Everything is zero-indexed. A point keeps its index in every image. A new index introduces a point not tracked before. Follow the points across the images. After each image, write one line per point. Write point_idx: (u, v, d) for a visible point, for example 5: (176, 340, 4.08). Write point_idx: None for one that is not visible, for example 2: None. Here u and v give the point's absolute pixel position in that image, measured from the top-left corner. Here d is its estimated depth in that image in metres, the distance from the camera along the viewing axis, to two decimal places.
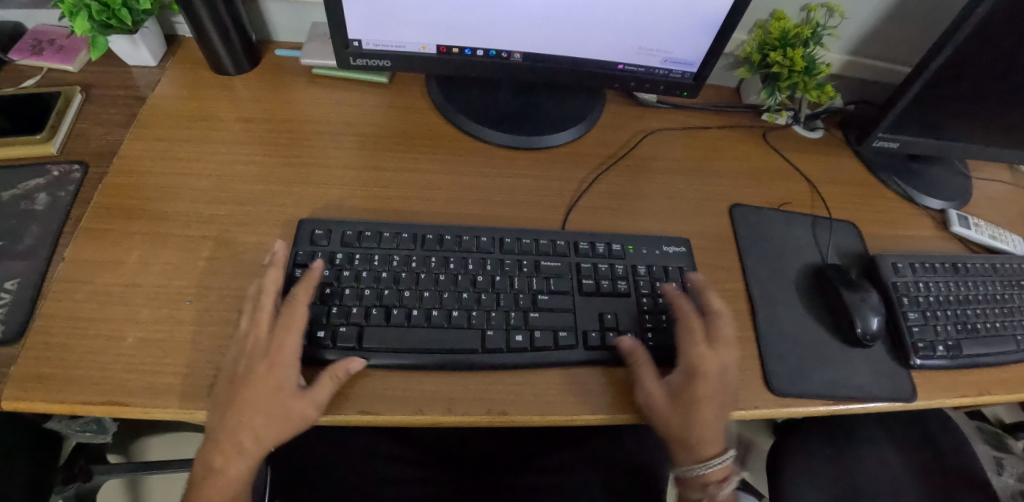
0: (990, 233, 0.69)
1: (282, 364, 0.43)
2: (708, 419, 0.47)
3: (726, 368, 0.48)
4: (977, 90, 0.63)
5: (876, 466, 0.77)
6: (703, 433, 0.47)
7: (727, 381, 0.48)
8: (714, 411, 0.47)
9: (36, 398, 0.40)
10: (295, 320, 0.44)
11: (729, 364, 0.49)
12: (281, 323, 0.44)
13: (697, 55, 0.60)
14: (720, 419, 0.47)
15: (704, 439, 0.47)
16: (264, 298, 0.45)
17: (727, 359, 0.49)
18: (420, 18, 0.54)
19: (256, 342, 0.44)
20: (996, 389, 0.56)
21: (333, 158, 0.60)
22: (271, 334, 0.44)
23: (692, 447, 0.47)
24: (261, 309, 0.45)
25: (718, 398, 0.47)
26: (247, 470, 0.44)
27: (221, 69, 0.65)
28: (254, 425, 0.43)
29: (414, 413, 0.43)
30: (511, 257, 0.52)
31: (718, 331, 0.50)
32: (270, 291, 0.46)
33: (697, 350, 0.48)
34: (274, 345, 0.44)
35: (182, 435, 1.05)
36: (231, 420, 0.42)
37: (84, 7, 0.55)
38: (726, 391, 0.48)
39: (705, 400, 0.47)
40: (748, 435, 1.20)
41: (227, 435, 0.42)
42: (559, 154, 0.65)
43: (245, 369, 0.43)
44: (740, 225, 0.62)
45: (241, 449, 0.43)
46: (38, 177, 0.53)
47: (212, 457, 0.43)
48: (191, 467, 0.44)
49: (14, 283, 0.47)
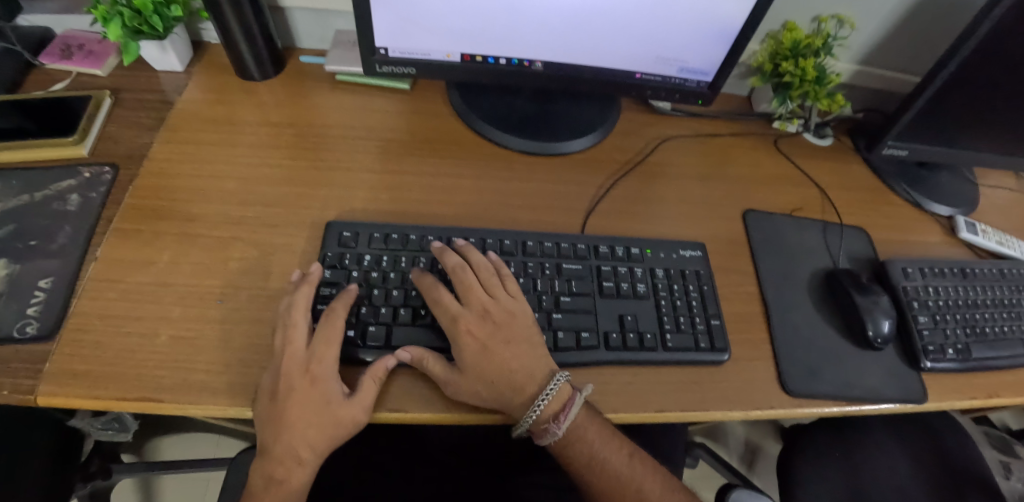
0: (997, 239, 0.70)
1: (326, 375, 0.44)
2: (510, 362, 0.46)
3: (495, 314, 0.48)
4: (984, 99, 0.65)
5: (886, 469, 0.78)
6: (513, 377, 0.46)
7: (505, 323, 0.47)
8: (513, 353, 0.46)
9: (74, 393, 0.41)
10: (331, 332, 0.45)
11: (506, 307, 0.48)
12: (321, 337, 0.45)
13: (712, 65, 0.61)
14: (523, 358, 0.46)
15: (517, 382, 0.46)
16: (295, 314, 0.45)
17: (496, 304, 0.48)
18: (446, 27, 0.55)
19: (291, 358, 0.44)
20: (1006, 391, 0.57)
21: (356, 162, 0.61)
22: (308, 349, 0.44)
23: (515, 396, 0.46)
24: (293, 326, 0.45)
25: (505, 343, 0.47)
26: (308, 478, 0.46)
27: (247, 75, 0.67)
28: (308, 436, 0.44)
29: (441, 410, 0.44)
30: (533, 260, 0.53)
31: (472, 282, 0.49)
32: (302, 306, 0.46)
33: (454, 312, 0.47)
34: (313, 360, 0.44)
35: (195, 435, 1.06)
36: (286, 434, 0.43)
37: (118, 14, 0.56)
38: (511, 330, 0.47)
39: (490, 350, 0.46)
40: (756, 439, 1.20)
41: (284, 448, 0.44)
42: (576, 160, 0.66)
43: (287, 385, 0.43)
44: (753, 230, 0.64)
45: (300, 459, 0.44)
46: (69, 178, 0.55)
47: (272, 470, 0.44)
48: (250, 480, 0.45)
49: (48, 281, 0.48)
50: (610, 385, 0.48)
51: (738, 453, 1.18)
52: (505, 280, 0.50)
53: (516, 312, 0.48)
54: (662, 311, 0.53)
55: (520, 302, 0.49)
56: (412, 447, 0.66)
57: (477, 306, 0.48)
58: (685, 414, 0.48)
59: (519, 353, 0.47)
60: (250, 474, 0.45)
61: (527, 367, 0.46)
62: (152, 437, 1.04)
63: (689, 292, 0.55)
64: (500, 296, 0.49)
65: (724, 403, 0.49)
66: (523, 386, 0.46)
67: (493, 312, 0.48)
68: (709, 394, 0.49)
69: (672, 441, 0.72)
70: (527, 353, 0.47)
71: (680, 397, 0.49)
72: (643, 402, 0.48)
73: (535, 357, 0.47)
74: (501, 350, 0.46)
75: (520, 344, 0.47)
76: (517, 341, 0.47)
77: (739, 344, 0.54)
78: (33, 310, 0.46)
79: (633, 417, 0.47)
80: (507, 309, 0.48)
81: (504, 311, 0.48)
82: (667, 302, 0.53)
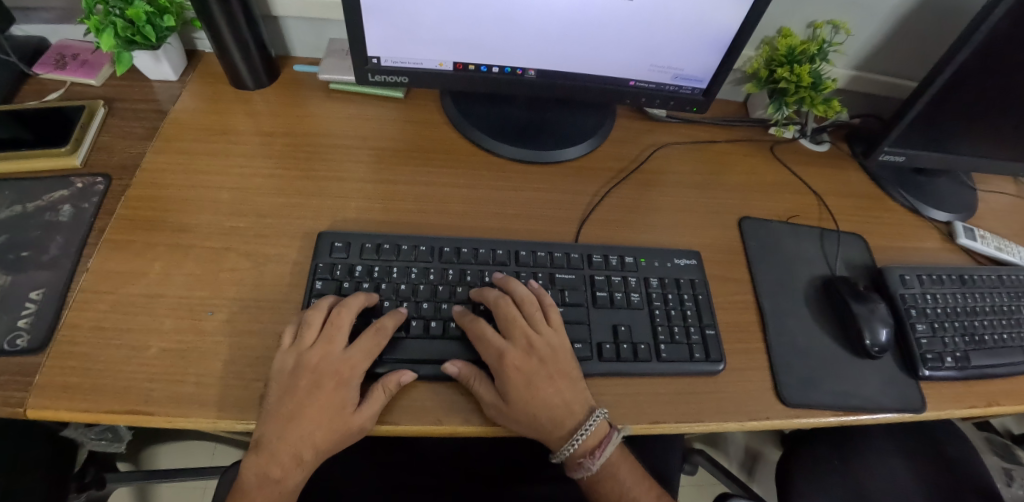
0: (996, 245, 0.70)
1: (348, 383, 0.44)
2: (553, 398, 0.46)
3: (539, 349, 0.47)
4: (981, 105, 0.64)
5: (885, 477, 0.77)
6: (555, 413, 0.46)
7: (549, 359, 0.47)
8: (555, 389, 0.46)
9: (62, 406, 0.41)
10: (374, 345, 0.45)
11: (549, 342, 0.48)
12: (357, 345, 0.45)
13: (707, 72, 0.61)
14: (565, 395, 0.46)
15: (558, 417, 0.46)
16: (344, 315, 0.46)
17: (541, 340, 0.48)
18: (439, 36, 0.55)
19: (323, 358, 0.45)
20: (1004, 400, 0.57)
21: (349, 172, 0.61)
22: (342, 354, 0.45)
23: (555, 429, 0.46)
24: (337, 328, 0.46)
25: (549, 379, 0.46)
26: (301, 482, 0.45)
27: (241, 84, 0.67)
28: (314, 438, 0.44)
29: (432, 422, 0.44)
30: (527, 270, 0.53)
31: (517, 316, 0.48)
32: (352, 310, 0.46)
33: (500, 346, 0.46)
34: (343, 364, 0.45)
35: (193, 443, 1.05)
36: (292, 433, 0.43)
37: (110, 24, 0.56)
38: (555, 366, 0.47)
39: (535, 385, 0.46)
40: (756, 446, 1.20)
41: (285, 447, 0.43)
42: (571, 168, 0.66)
43: (310, 383, 0.44)
44: (749, 237, 0.63)
45: (299, 460, 0.44)
46: (62, 189, 0.54)
47: (269, 468, 0.43)
48: (242, 475, 0.44)
49: (39, 293, 0.47)
50: (604, 397, 0.48)
51: (738, 460, 1.17)
52: (548, 313, 0.50)
53: (559, 347, 0.48)
54: (657, 321, 0.52)
55: (562, 336, 0.49)
56: (407, 458, 0.65)
57: (522, 341, 0.47)
58: (680, 425, 0.47)
59: (562, 389, 0.46)
60: (244, 468, 0.44)
61: (568, 403, 0.46)
62: (151, 445, 1.04)
63: (684, 301, 0.54)
64: (544, 331, 0.48)
65: (719, 414, 0.49)
66: (564, 422, 0.46)
67: (538, 348, 0.47)
68: (705, 405, 0.49)
69: (668, 449, 0.71)
70: (569, 389, 0.46)
71: (675, 408, 0.48)
72: (637, 415, 0.47)
73: (576, 392, 0.46)
74: (544, 386, 0.46)
75: (564, 381, 0.46)
76: (560, 377, 0.47)
77: (735, 353, 0.54)
78: (23, 322, 0.45)
79: (627, 428, 0.46)
80: (551, 344, 0.48)
81: (548, 347, 0.48)
82: (661, 311, 0.53)
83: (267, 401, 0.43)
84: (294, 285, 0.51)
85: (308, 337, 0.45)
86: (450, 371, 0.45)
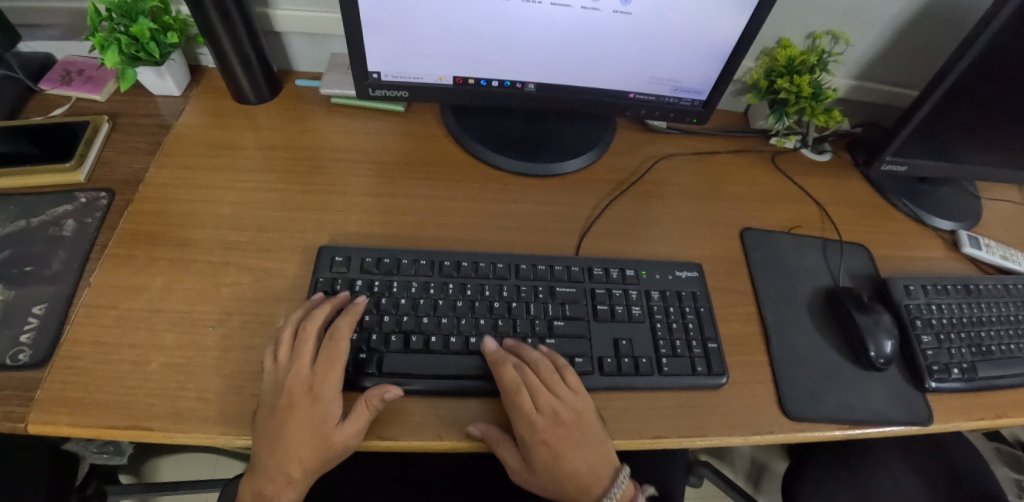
0: (1002, 254, 0.69)
1: (324, 399, 0.44)
2: (580, 465, 0.46)
3: (564, 416, 0.46)
4: (982, 113, 0.64)
5: (895, 491, 0.76)
6: (582, 479, 0.46)
7: (575, 425, 0.46)
8: (582, 457, 0.46)
9: (61, 421, 0.41)
10: (338, 354, 0.45)
11: (573, 406, 0.46)
12: (324, 357, 0.45)
13: (706, 84, 0.61)
14: (591, 461, 0.46)
15: (585, 484, 0.46)
16: (308, 330, 0.46)
17: (564, 406, 0.46)
18: (438, 51, 0.56)
19: (295, 375, 0.44)
20: (1012, 411, 0.56)
21: (350, 186, 0.61)
22: (314, 369, 0.45)
23: (582, 492, 0.46)
24: (304, 342, 0.45)
25: (575, 447, 0.46)
26: (297, 496, 0.46)
27: (243, 99, 0.67)
28: (300, 456, 0.44)
29: (432, 438, 0.44)
30: (527, 283, 0.53)
31: (537, 385, 0.46)
32: (316, 324, 0.46)
33: (523, 418, 0.45)
34: (317, 378, 0.44)
35: (195, 455, 1.06)
36: (275, 455, 0.43)
37: (115, 41, 0.57)
38: (580, 433, 0.45)
39: (560, 454, 0.46)
40: (762, 457, 1.19)
41: (274, 467, 0.43)
42: (572, 180, 0.66)
43: (287, 402, 0.43)
44: (751, 248, 0.63)
45: (290, 478, 0.44)
46: (66, 204, 0.55)
47: (263, 486, 0.44)
48: (243, 491, 0.46)
49: (41, 307, 0.48)
50: (606, 411, 0.48)
51: (743, 472, 1.16)
52: (564, 375, 0.47)
53: (584, 409, 0.46)
54: (658, 335, 0.52)
55: (585, 398, 0.47)
56: (408, 475, 0.65)
57: (546, 409, 0.46)
58: (683, 439, 0.47)
59: (589, 454, 0.45)
60: (242, 485, 0.46)
61: (594, 468, 0.46)
62: (152, 457, 1.04)
63: (686, 313, 0.54)
64: (566, 395, 0.46)
65: (722, 428, 0.48)
66: (590, 487, 0.46)
67: (562, 415, 0.46)
68: (707, 419, 0.48)
69: (671, 464, 0.70)
70: (597, 455, 0.45)
71: (677, 423, 0.48)
72: (640, 431, 0.47)
73: (603, 457, 0.46)
74: (570, 455, 0.46)
75: (593, 446, 0.45)
76: (587, 444, 0.45)
77: (737, 366, 0.53)
78: (25, 337, 0.45)
79: (629, 443, 0.46)
80: (575, 408, 0.46)
81: (573, 411, 0.46)
82: (663, 324, 0.53)
83: (251, 423, 0.43)
84: (294, 299, 0.51)
85: (281, 357, 0.45)
86: (473, 433, 0.44)
